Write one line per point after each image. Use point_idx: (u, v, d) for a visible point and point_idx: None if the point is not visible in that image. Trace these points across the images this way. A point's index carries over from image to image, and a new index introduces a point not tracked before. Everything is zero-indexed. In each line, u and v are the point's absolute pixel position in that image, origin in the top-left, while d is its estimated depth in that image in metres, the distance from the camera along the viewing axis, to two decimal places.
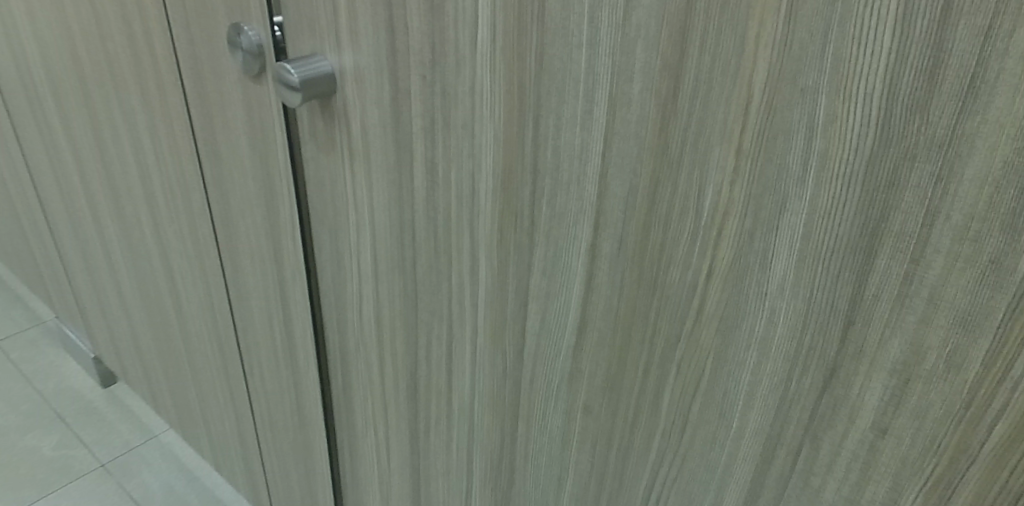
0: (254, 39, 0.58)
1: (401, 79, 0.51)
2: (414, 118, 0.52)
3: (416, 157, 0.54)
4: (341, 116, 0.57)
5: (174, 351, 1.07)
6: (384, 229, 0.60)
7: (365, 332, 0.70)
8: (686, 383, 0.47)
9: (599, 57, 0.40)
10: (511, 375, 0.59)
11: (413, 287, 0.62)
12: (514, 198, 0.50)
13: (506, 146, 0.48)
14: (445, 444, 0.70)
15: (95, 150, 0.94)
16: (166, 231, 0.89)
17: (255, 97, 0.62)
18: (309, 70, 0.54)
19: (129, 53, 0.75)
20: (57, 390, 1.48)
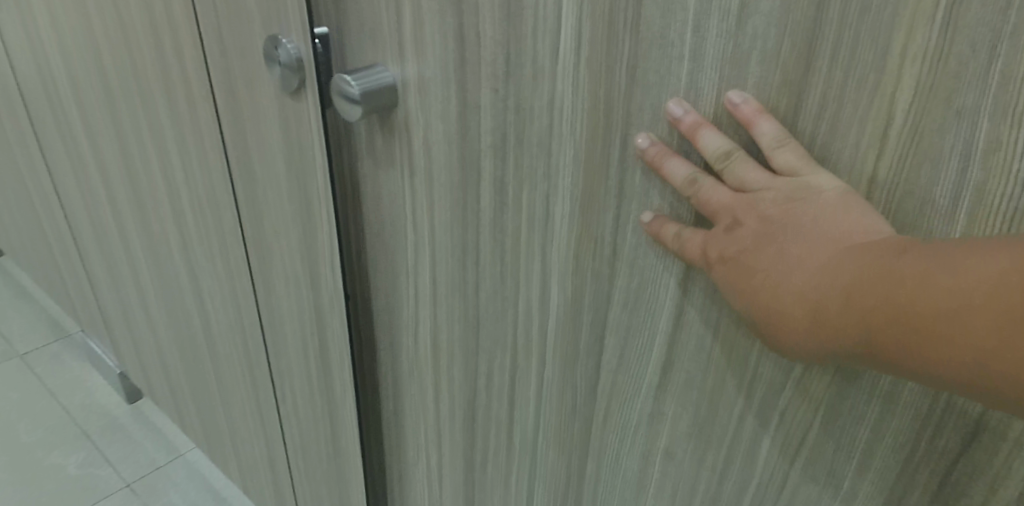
0: (294, 52, 0.54)
1: (470, 92, 0.47)
2: (482, 134, 0.48)
3: (484, 176, 0.50)
4: (402, 131, 0.54)
5: (202, 372, 1.03)
6: (445, 251, 0.57)
7: (421, 355, 0.67)
8: (789, 436, 0.42)
9: (704, 70, 0.35)
10: (580, 411, 0.55)
11: (474, 313, 0.59)
12: (593, 224, 0.45)
13: (587, 168, 0.43)
14: (504, 474, 0.67)
15: (121, 164, 0.91)
16: (195, 251, 0.86)
17: (293, 114, 0.58)
18: (370, 81, 0.50)
19: (160, 65, 0.72)
20: (83, 405, 1.46)
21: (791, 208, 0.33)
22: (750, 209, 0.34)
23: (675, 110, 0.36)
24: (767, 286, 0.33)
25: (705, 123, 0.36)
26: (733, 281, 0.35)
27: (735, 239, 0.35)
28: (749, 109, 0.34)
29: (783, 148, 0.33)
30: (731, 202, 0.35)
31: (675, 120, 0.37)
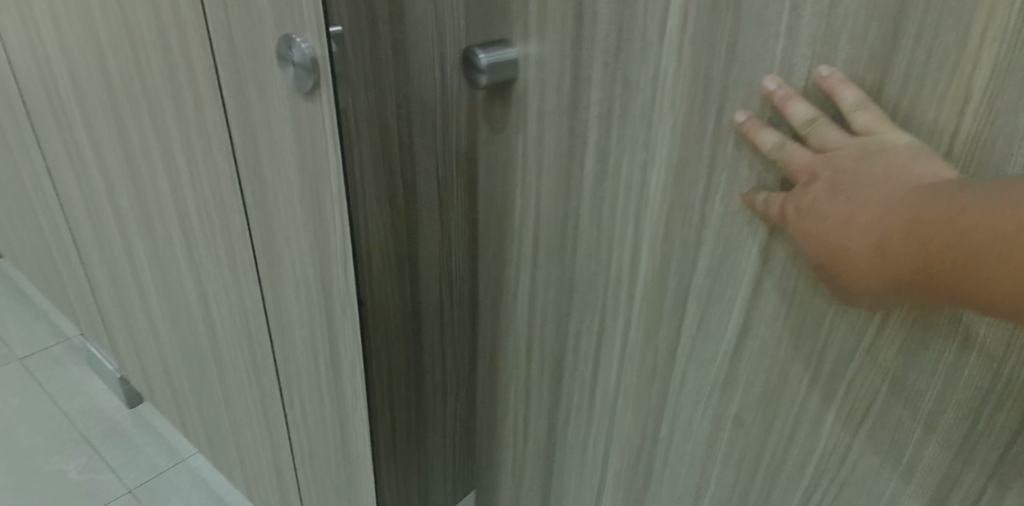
0: (308, 52, 0.52)
1: (583, 67, 0.52)
2: (590, 107, 0.54)
3: (588, 146, 0.56)
4: (519, 103, 0.60)
5: (206, 376, 1.02)
6: (547, 214, 0.64)
7: (519, 313, 0.76)
8: (856, 405, 0.46)
9: (798, 47, 0.39)
10: (658, 375, 0.61)
11: (570, 275, 0.65)
12: (683, 195, 0.50)
13: (682, 140, 0.48)
14: (586, 427, 0.75)
15: (124, 165, 0.89)
16: (200, 254, 0.84)
17: (306, 115, 0.57)
18: (496, 56, 0.57)
19: (165, 66, 0.70)
20: (82, 409, 1.44)
21: (862, 162, 0.36)
22: (824, 165, 0.38)
23: (769, 84, 0.40)
24: (832, 231, 0.37)
25: (796, 96, 0.39)
26: (805, 229, 0.39)
27: (809, 193, 0.38)
28: (834, 79, 0.37)
29: (862, 111, 0.37)
30: (810, 161, 0.38)
31: (767, 93, 0.40)
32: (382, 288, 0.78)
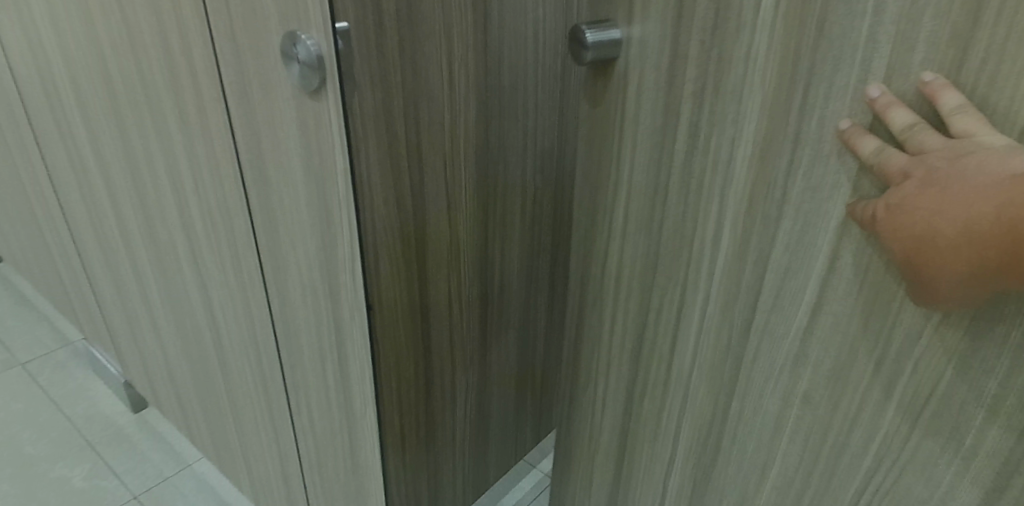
0: (314, 49, 0.51)
1: (681, 43, 0.55)
2: (685, 83, 0.55)
3: (682, 120, 0.57)
4: (621, 78, 0.62)
5: (212, 383, 1.00)
6: (639, 188, 0.65)
7: (605, 285, 0.76)
8: (920, 386, 0.47)
9: (883, 24, 0.40)
10: (733, 351, 0.62)
11: (656, 252, 0.66)
12: (767, 168, 0.51)
13: (771, 115, 0.49)
14: (659, 406, 0.75)
15: (125, 169, 0.87)
16: (204, 260, 0.82)
17: (311, 115, 0.55)
18: (601, 35, 0.60)
19: (166, 70, 0.68)
20: (87, 416, 1.42)
21: (955, 165, 0.37)
22: (918, 165, 0.39)
23: (871, 91, 0.41)
24: (922, 227, 0.39)
25: (899, 103, 0.40)
26: (892, 226, 0.41)
27: (900, 189, 0.40)
28: (935, 85, 0.38)
29: (962, 115, 0.37)
30: (905, 163, 0.40)
31: (870, 99, 0.41)
32: (391, 291, 0.77)
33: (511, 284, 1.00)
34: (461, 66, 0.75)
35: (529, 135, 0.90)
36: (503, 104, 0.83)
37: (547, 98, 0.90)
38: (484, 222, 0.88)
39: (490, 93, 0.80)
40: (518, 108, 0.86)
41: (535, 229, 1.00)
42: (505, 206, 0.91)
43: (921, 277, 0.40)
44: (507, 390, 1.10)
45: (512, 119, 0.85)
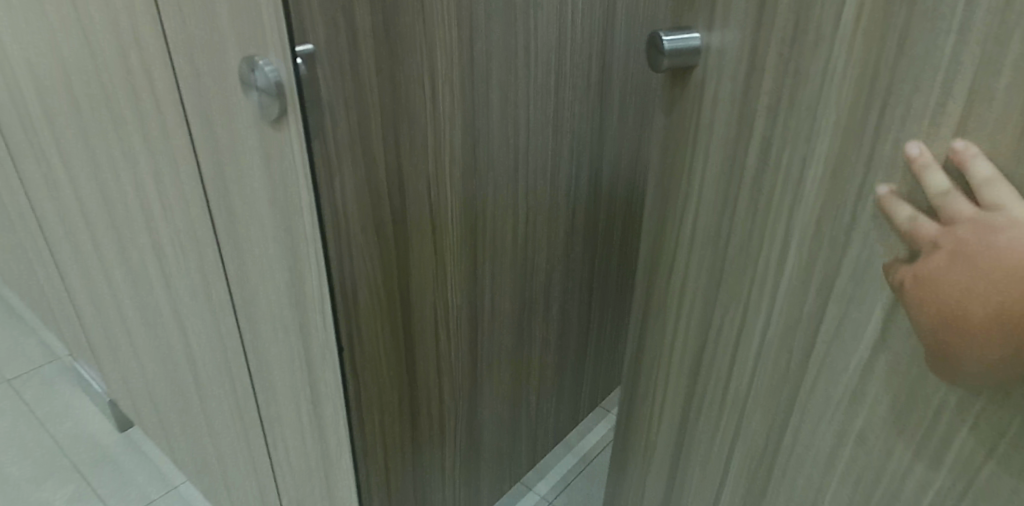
0: (272, 75, 0.46)
1: (760, 51, 0.52)
2: (761, 94, 0.53)
3: (755, 134, 0.55)
4: (698, 88, 0.60)
5: (191, 411, 0.96)
6: (710, 200, 0.63)
7: (669, 298, 0.74)
8: (985, 435, 0.45)
9: (968, 43, 0.37)
10: (794, 378, 0.60)
11: (722, 267, 0.64)
12: (840, 190, 0.49)
13: (845, 135, 0.47)
14: (711, 426, 0.74)
15: (97, 191, 0.83)
16: (177, 287, 0.78)
17: (273, 145, 0.50)
18: (679, 41, 0.58)
19: (130, 94, 0.64)
20: (72, 435, 1.38)
21: (985, 238, 0.37)
22: (949, 237, 0.39)
23: (911, 148, 0.41)
24: (955, 303, 0.39)
25: (938, 166, 0.41)
26: (920, 300, 0.41)
27: (931, 262, 0.40)
28: (967, 153, 0.39)
29: (993, 183, 0.37)
30: (937, 234, 0.40)
31: (908, 158, 0.42)
32: (370, 325, 0.73)
33: (539, 294, 1.02)
34: (447, 85, 0.70)
35: (521, 155, 0.85)
36: (491, 124, 0.78)
37: (540, 114, 0.86)
38: (473, 247, 0.84)
39: (478, 113, 0.76)
40: (508, 127, 0.81)
41: (528, 251, 0.95)
42: (494, 229, 0.86)
43: (943, 354, 0.41)
44: (500, 420, 1.05)
45: (501, 139, 0.81)
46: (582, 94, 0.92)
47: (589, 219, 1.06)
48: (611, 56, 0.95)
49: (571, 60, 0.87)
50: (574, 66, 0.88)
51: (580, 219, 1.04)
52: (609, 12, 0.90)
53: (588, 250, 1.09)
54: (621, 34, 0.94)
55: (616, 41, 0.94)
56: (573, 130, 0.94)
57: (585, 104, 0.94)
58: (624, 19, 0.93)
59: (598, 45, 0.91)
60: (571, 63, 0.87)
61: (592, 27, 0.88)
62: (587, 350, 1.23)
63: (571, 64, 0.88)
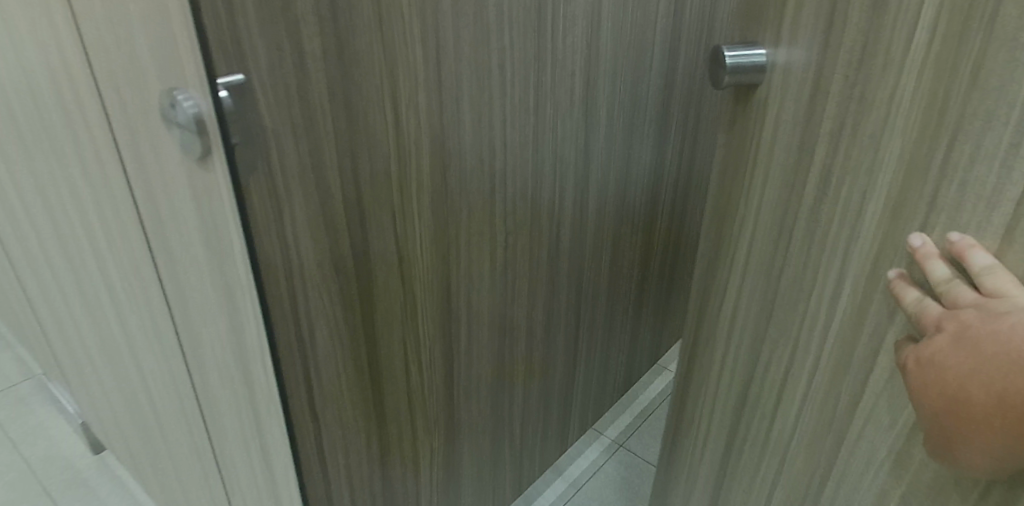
0: (192, 111, 0.41)
1: (826, 72, 0.51)
2: (825, 119, 0.52)
3: (816, 162, 0.54)
4: (760, 104, 0.60)
5: (154, 444, 0.91)
6: (766, 224, 0.63)
7: (720, 321, 0.74)
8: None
9: None
10: (837, 423, 0.58)
11: (774, 294, 0.64)
12: (894, 234, 0.47)
13: (906, 173, 0.45)
14: (756, 461, 0.73)
15: (47, 217, 0.78)
16: (129, 321, 0.74)
17: (201, 186, 0.45)
18: (742, 58, 0.59)
19: (64, 121, 0.59)
20: (45, 457, 1.34)
21: (985, 323, 0.38)
22: (951, 319, 0.40)
23: (915, 240, 0.44)
24: (953, 385, 0.40)
25: (940, 256, 0.43)
26: (920, 381, 0.42)
27: (929, 346, 0.41)
28: (963, 244, 0.41)
29: (992, 274, 0.39)
30: (938, 315, 0.41)
31: (913, 248, 0.44)
32: (331, 365, 0.68)
33: (535, 307, 0.98)
34: (410, 107, 0.65)
35: (499, 177, 0.80)
36: (463, 146, 0.73)
37: (518, 132, 0.80)
38: (446, 277, 0.79)
39: (448, 135, 0.71)
40: (482, 148, 0.76)
41: (508, 277, 0.90)
42: (469, 257, 0.81)
43: (943, 435, 0.41)
44: (482, 451, 1.00)
45: (475, 162, 0.76)
46: (565, 108, 0.87)
47: (575, 238, 1.01)
48: (596, 67, 0.90)
49: (551, 72, 0.82)
50: (556, 79, 0.83)
51: (565, 240, 0.99)
52: (592, 21, 0.85)
53: (574, 271, 1.04)
54: (606, 43, 0.89)
55: (601, 52, 0.89)
56: (556, 146, 0.88)
57: (569, 119, 0.89)
58: (608, 28, 0.88)
59: (582, 56, 0.86)
60: (551, 76, 0.82)
61: (573, 37, 0.83)
62: (576, 371, 1.17)
63: (552, 77, 0.82)
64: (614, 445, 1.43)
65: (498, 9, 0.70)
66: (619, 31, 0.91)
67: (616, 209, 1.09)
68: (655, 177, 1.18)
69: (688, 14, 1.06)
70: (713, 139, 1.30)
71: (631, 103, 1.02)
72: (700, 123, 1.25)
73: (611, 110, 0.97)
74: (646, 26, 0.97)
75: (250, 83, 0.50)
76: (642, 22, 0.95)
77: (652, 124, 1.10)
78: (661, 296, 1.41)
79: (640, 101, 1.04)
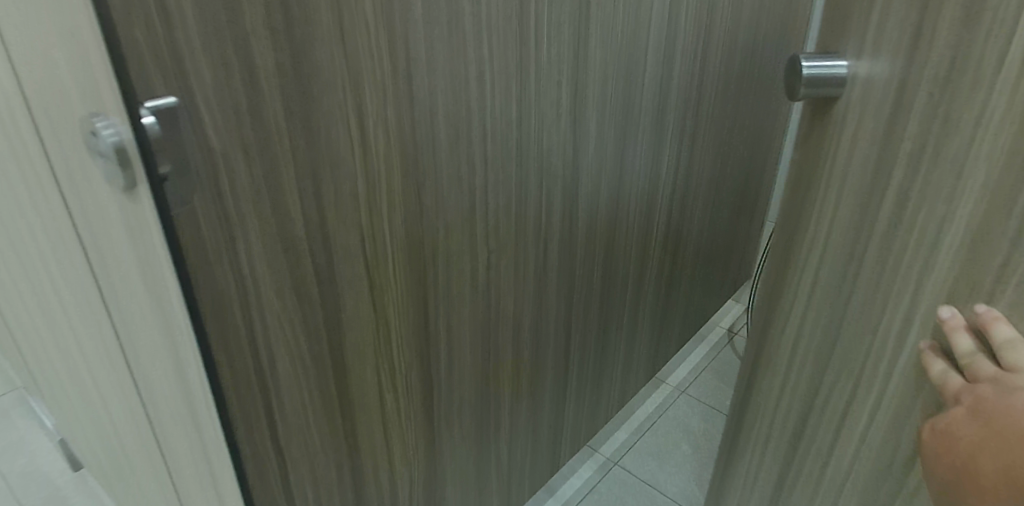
0: (113, 139, 0.37)
1: (910, 88, 0.47)
2: (906, 138, 0.49)
3: (892, 185, 0.51)
4: (839, 117, 0.57)
5: (122, 467, 0.88)
6: (836, 248, 0.59)
7: (781, 348, 0.71)
8: None
9: None
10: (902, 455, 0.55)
11: (839, 323, 0.60)
12: (977, 268, 0.44)
13: (989, 205, 0.42)
14: (810, 495, 0.69)
15: (19, 230, 0.76)
16: (89, 344, 0.71)
17: (132, 218, 0.41)
18: (819, 69, 0.55)
19: (19, 136, 0.56)
20: (26, 472, 1.31)
21: (1000, 401, 0.42)
22: (969, 394, 0.44)
23: (944, 312, 0.47)
24: (968, 458, 0.44)
25: (968, 329, 0.45)
26: (940, 450, 0.46)
27: (950, 418, 0.46)
28: (989, 317, 0.43)
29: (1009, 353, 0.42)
30: (958, 388, 0.45)
31: (942, 318, 0.47)
32: (295, 395, 0.64)
33: (523, 324, 0.94)
34: (378, 121, 0.61)
35: (480, 193, 0.76)
36: (439, 162, 0.69)
37: (500, 145, 0.76)
38: (423, 299, 0.74)
39: (421, 150, 0.66)
40: (460, 164, 0.71)
41: (492, 297, 0.85)
42: (448, 278, 0.77)
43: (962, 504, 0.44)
44: (465, 477, 0.96)
45: (452, 178, 0.71)
46: (551, 120, 0.83)
47: (565, 253, 0.97)
48: (583, 75, 0.86)
49: (536, 82, 0.78)
50: (540, 89, 0.79)
51: (553, 256, 0.94)
52: (578, 28, 0.81)
53: (564, 287, 1.00)
54: (593, 51, 0.85)
55: (588, 59, 0.85)
56: (543, 159, 0.84)
57: (556, 131, 0.84)
58: (595, 34, 0.84)
59: (567, 64, 0.82)
60: (535, 86, 0.78)
61: (558, 45, 0.79)
62: (567, 390, 1.13)
63: (536, 87, 0.78)
64: (609, 464, 1.39)
65: (475, 16, 0.66)
66: (607, 37, 0.87)
67: (607, 222, 1.05)
68: (645, 187, 1.15)
69: (678, 19, 1.03)
70: (695, 148, 1.31)
71: (623, 111, 0.98)
72: (685, 130, 1.23)
73: (600, 120, 0.93)
74: (636, 31, 0.93)
75: (190, 102, 0.46)
76: (631, 28, 0.91)
77: (642, 133, 1.06)
78: (654, 307, 1.39)
79: (634, 107, 1.01)
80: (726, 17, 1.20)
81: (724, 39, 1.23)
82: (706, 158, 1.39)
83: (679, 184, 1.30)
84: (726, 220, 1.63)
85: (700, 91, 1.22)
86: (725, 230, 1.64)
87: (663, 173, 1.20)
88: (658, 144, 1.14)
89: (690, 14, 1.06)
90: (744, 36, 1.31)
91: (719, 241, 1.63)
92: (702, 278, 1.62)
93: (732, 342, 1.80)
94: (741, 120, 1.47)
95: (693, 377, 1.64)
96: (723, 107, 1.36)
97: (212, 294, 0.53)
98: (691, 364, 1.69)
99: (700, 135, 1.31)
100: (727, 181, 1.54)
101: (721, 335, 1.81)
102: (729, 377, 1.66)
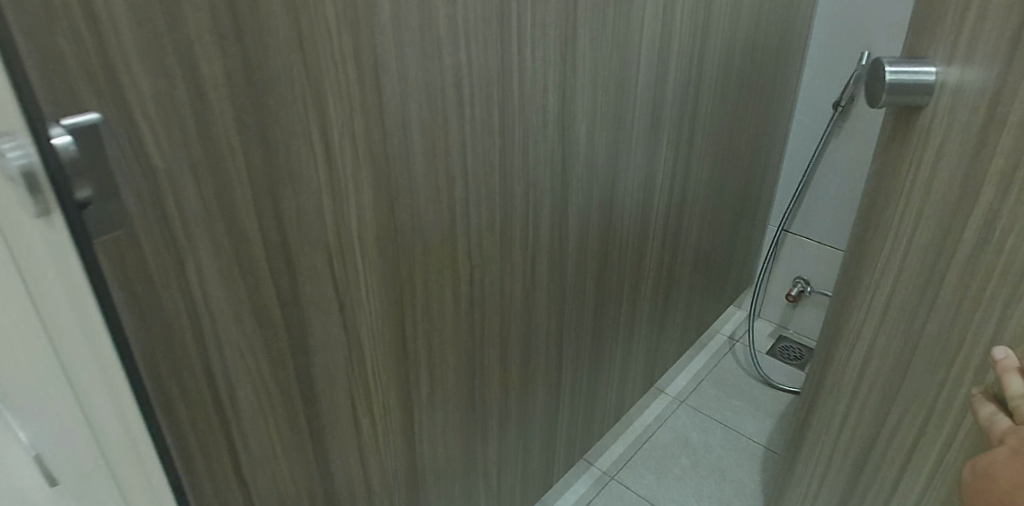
0: None
1: (1010, 89, 0.51)
2: (1008, 131, 0.51)
3: (988, 183, 0.54)
4: (928, 118, 0.62)
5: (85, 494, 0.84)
6: (920, 247, 0.64)
7: (863, 334, 0.76)
8: None
9: None
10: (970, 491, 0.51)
11: (926, 316, 0.64)
12: None
13: None
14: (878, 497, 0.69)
15: None
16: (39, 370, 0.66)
17: None
18: (904, 73, 0.60)
19: None
20: None
21: None
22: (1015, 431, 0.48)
23: (997, 353, 0.51)
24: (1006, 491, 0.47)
25: (1017, 371, 0.49)
26: (981, 486, 0.49)
27: (991, 455, 0.49)
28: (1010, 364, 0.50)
29: None
30: (1004, 428, 0.49)
31: (995, 360, 0.51)
32: (259, 424, 0.60)
33: (511, 340, 0.89)
34: (342, 133, 0.56)
35: (460, 207, 0.72)
36: (413, 175, 0.64)
37: (482, 156, 0.72)
38: (401, 319, 0.70)
39: (393, 162, 0.62)
40: (437, 177, 0.67)
41: (476, 315, 0.81)
42: (427, 297, 0.73)
43: None
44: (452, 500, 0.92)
45: (428, 192, 0.67)
46: (537, 128, 0.79)
47: (554, 266, 0.93)
48: (571, 81, 0.82)
49: (519, 89, 0.74)
50: (524, 96, 0.75)
51: (542, 269, 0.90)
52: (564, 32, 0.77)
53: (555, 301, 0.96)
54: (580, 55, 0.81)
55: (574, 64, 0.81)
56: (529, 169, 0.80)
57: (543, 140, 0.80)
58: (582, 38, 0.80)
59: (554, 69, 0.78)
60: (518, 93, 0.74)
61: (542, 50, 0.75)
62: (560, 405, 1.09)
63: (519, 95, 0.74)
64: (606, 478, 1.35)
65: (451, 21, 0.62)
66: (595, 40, 0.83)
67: (599, 231, 1.02)
68: (640, 194, 1.11)
69: (670, 20, 0.99)
70: (693, 152, 1.27)
71: (614, 117, 0.94)
72: (682, 135, 1.19)
73: (590, 126, 0.89)
74: (626, 33, 0.89)
75: (125, 116, 0.42)
76: (619, 32, 0.87)
77: (635, 139, 1.02)
78: (652, 317, 1.35)
79: (626, 113, 0.97)
80: (724, 17, 1.16)
81: (721, 40, 1.19)
82: (704, 163, 1.35)
83: (676, 190, 1.26)
84: (726, 225, 1.59)
85: (696, 95, 1.18)
86: (725, 236, 1.60)
87: (659, 180, 1.16)
88: (652, 151, 1.10)
89: (684, 14, 1.02)
90: (742, 36, 1.27)
91: (718, 246, 1.59)
92: (701, 285, 1.58)
93: (732, 349, 1.76)
94: (739, 123, 1.43)
95: (693, 387, 1.60)
96: (721, 110, 1.32)
97: (157, 322, 0.49)
98: (691, 373, 1.65)
99: (698, 140, 1.27)
100: (726, 186, 1.50)
101: (721, 342, 1.77)
102: (729, 386, 1.62)
